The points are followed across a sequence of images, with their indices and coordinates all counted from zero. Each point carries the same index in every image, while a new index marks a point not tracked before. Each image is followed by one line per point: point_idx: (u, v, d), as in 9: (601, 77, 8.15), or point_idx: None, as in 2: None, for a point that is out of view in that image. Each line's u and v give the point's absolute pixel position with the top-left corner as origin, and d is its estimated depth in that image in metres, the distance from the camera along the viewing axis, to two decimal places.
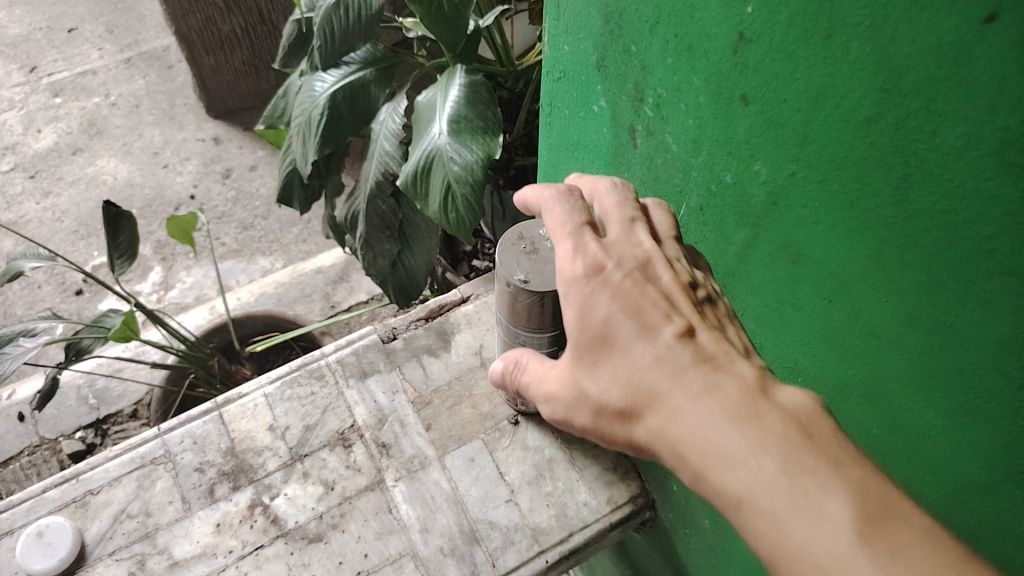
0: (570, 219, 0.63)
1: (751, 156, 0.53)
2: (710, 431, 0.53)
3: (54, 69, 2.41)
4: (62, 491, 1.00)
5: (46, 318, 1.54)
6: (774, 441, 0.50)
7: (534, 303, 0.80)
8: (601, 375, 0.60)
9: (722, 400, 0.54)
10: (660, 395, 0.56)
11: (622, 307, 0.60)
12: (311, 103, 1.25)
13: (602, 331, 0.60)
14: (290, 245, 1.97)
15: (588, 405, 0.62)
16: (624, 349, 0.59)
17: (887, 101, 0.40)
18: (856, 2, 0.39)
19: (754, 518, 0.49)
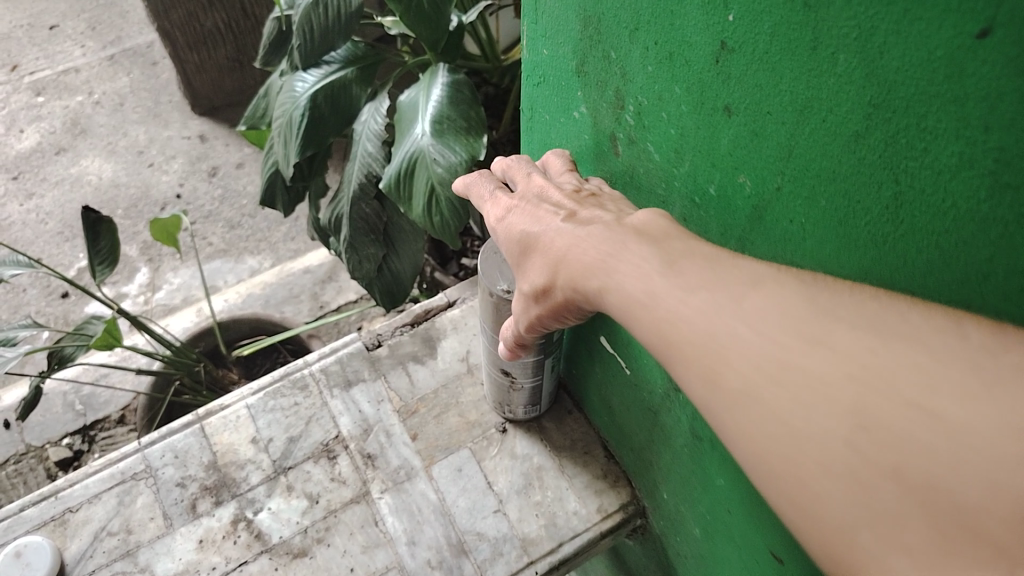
0: (490, 193, 0.65)
1: (736, 168, 0.50)
2: (587, 258, 0.51)
3: (35, 68, 2.37)
4: (40, 510, 0.98)
5: (27, 326, 1.50)
6: (635, 241, 0.49)
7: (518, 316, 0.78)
8: (528, 274, 0.59)
9: (596, 231, 0.52)
10: (553, 259, 0.55)
11: (529, 214, 0.59)
12: (291, 103, 1.22)
13: (516, 233, 0.59)
14: (277, 243, 1.94)
15: (536, 304, 0.60)
16: (527, 237, 0.58)
17: (876, 117, 0.37)
18: (841, 14, 0.37)
19: (629, 311, 0.47)
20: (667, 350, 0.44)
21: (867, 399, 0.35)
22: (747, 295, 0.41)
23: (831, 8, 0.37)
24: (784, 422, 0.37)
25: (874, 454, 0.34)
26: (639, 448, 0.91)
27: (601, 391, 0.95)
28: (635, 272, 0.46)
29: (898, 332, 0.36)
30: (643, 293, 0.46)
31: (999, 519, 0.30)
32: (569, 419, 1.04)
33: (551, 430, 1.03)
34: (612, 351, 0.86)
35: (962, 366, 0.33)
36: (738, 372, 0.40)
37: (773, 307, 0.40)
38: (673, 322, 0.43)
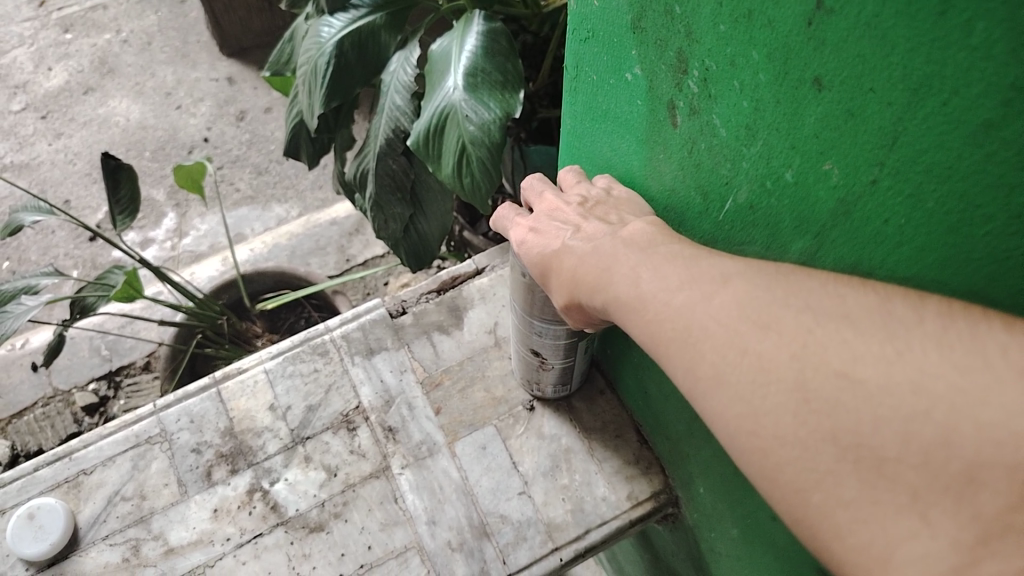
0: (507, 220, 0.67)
1: (822, 153, 0.43)
2: (589, 269, 0.54)
3: (64, 4, 2.30)
4: (54, 470, 0.96)
5: (49, 273, 1.44)
6: (629, 252, 0.52)
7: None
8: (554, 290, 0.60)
9: (595, 247, 0.55)
10: (569, 279, 0.56)
11: (544, 233, 0.60)
12: (316, 49, 1.14)
13: (535, 256, 0.61)
14: (305, 191, 1.88)
15: (569, 316, 0.61)
16: (546, 257, 0.59)
17: (1020, 103, 0.30)
18: None
19: (624, 310, 0.51)
20: (656, 344, 0.48)
21: (809, 374, 0.39)
22: (718, 290, 0.45)
23: None
24: (752, 405, 0.42)
25: (817, 422, 0.39)
26: (675, 438, 0.85)
27: (637, 375, 0.89)
28: (628, 276, 0.51)
29: (839, 313, 0.40)
30: (633, 297, 0.50)
31: (921, 468, 0.35)
32: (601, 400, 0.99)
33: (580, 411, 0.98)
34: None
35: (886, 340, 0.38)
36: (710, 363, 0.44)
37: (738, 301, 0.44)
38: (658, 321, 0.48)
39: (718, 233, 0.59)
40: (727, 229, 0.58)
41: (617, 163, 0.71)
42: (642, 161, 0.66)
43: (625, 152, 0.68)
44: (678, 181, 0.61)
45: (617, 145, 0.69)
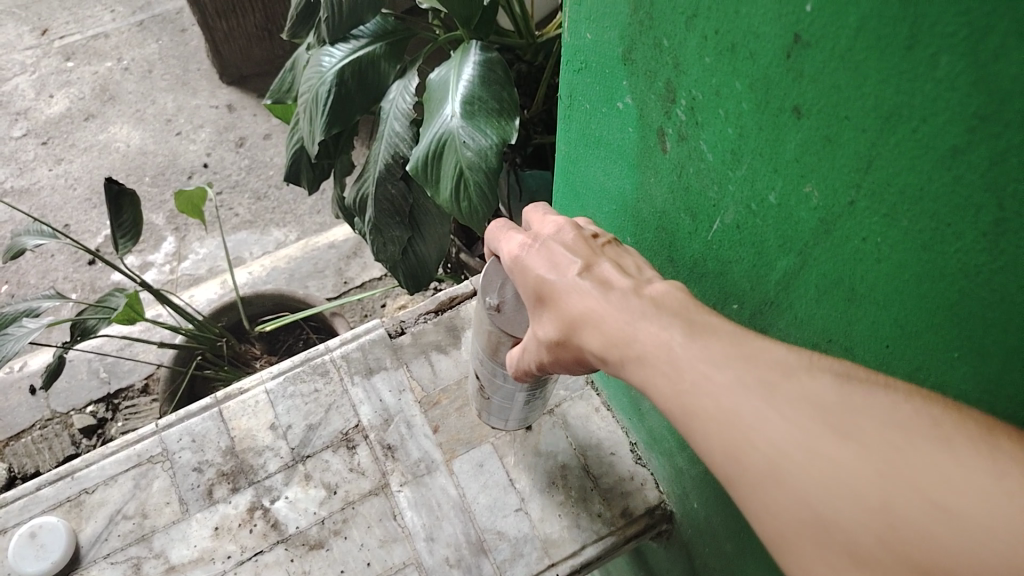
0: (500, 235, 0.64)
1: (803, 177, 0.46)
2: (607, 317, 0.51)
3: (66, 32, 2.33)
4: (56, 490, 0.97)
5: (51, 297, 1.45)
6: (660, 315, 0.48)
7: (515, 331, 0.70)
8: (546, 322, 0.58)
9: (610, 293, 0.52)
10: (567, 318, 0.54)
11: (544, 260, 0.58)
12: (317, 78, 1.17)
13: (530, 280, 0.58)
14: (304, 215, 1.90)
15: (548, 351, 0.59)
16: (542, 288, 0.57)
17: (982, 131, 0.33)
18: (949, 9, 0.32)
19: (653, 377, 0.46)
20: (693, 420, 0.43)
21: (885, 487, 0.35)
22: (772, 376, 0.41)
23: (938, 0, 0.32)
24: (815, 514, 0.36)
25: (896, 548, 0.34)
26: (669, 453, 0.87)
27: (631, 391, 0.92)
28: (656, 340, 0.47)
29: (928, 431, 0.35)
30: (667, 366, 0.45)
31: None
32: (596, 417, 1.01)
33: (576, 428, 1.00)
34: None
35: (980, 465, 0.33)
36: (760, 455, 0.39)
37: (805, 401, 0.39)
38: (699, 397, 0.43)
39: (707, 252, 0.62)
40: (716, 248, 0.60)
41: (610, 187, 0.74)
42: (634, 185, 0.69)
43: (618, 177, 0.71)
44: (668, 203, 0.64)
45: (610, 170, 0.72)
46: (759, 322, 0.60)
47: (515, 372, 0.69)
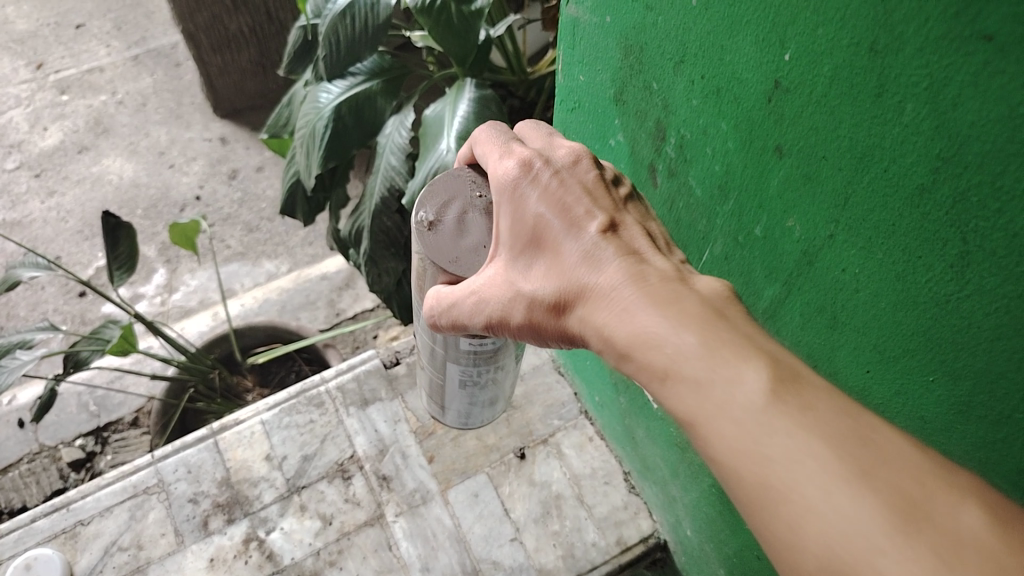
0: (490, 149, 0.55)
1: (785, 212, 0.49)
2: (650, 332, 0.43)
3: (61, 67, 2.29)
4: (51, 521, 0.98)
5: (45, 328, 1.41)
6: (730, 347, 0.41)
7: (439, 258, 0.57)
8: (538, 277, 0.52)
9: (654, 294, 0.45)
10: (585, 305, 0.49)
11: (553, 202, 0.52)
12: (315, 114, 1.19)
13: (530, 218, 0.52)
14: (295, 247, 1.91)
15: (521, 309, 0.53)
16: (550, 246, 0.51)
17: (944, 171, 0.36)
18: (911, 63, 0.36)
19: (719, 421, 0.40)
20: (764, 481, 0.38)
21: None
22: (887, 477, 0.36)
23: (901, 55, 0.36)
24: None
25: None
26: (663, 482, 0.91)
27: (625, 420, 0.96)
28: (736, 382, 0.40)
29: None
30: (739, 412, 0.39)
31: None
32: (590, 446, 1.04)
33: (571, 458, 1.03)
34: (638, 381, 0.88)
35: None
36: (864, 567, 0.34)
37: (933, 516, 0.34)
38: (777, 462, 0.37)
39: None
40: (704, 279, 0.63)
41: None
42: None
43: None
44: None
45: None
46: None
47: (440, 316, 0.60)
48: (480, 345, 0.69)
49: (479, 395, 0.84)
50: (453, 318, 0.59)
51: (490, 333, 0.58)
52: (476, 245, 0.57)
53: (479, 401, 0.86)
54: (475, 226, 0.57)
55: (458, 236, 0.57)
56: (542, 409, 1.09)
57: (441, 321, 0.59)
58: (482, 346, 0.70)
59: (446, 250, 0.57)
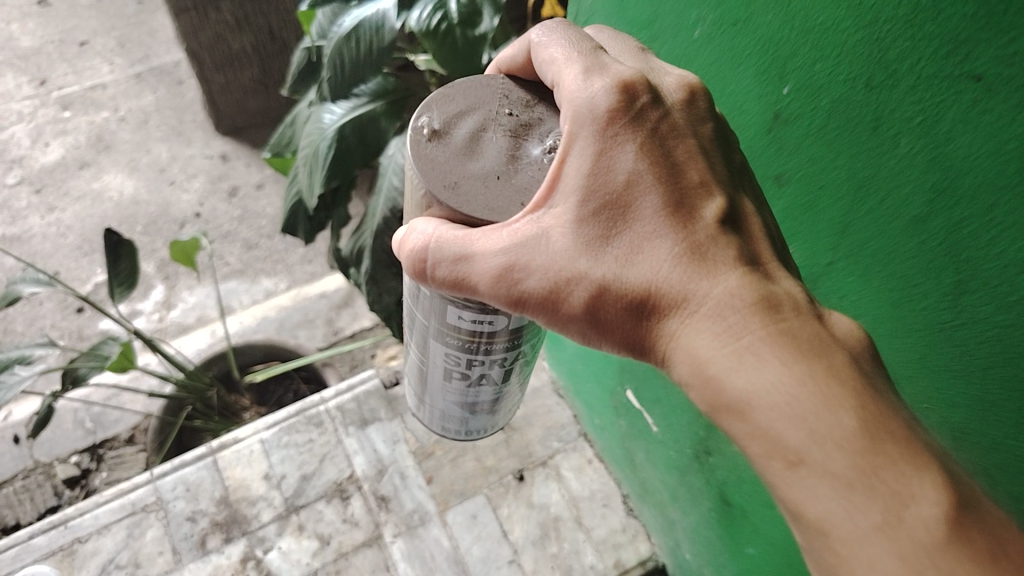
0: (568, 62, 0.50)
1: (789, 238, 0.54)
2: (803, 407, 0.40)
3: (64, 82, 2.30)
4: (49, 538, 1.01)
5: (44, 344, 1.40)
6: (898, 448, 0.38)
7: (430, 170, 0.48)
8: (615, 262, 0.48)
9: (799, 350, 0.41)
10: (695, 337, 0.45)
11: (653, 164, 0.48)
12: (318, 134, 1.20)
13: (625, 176, 0.47)
14: (294, 265, 1.92)
15: (580, 290, 0.49)
16: (651, 255, 0.47)
17: (939, 203, 0.40)
18: (904, 99, 0.40)
19: (876, 545, 0.38)
20: None
21: None
22: None
23: (895, 90, 0.41)
24: None
25: None
26: (662, 504, 0.96)
27: (624, 444, 1.01)
28: (905, 500, 0.37)
29: None
30: (907, 539, 0.37)
31: None
32: (588, 468, 1.09)
33: (570, 480, 1.08)
34: (638, 405, 0.94)
35: None
36: None
37: None
38: None
39: None
40: None
41: None
42: None
43: None
44: None
45: None
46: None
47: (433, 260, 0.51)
48: (476, 324, 0.59)
49: (470, 397, 0.74)
50: (455, 274, 0.51)
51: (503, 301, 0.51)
52: (485, 171, 0.48)
53: (468, 402, 0.75)
54: (488, 151, 0.49)
55: (467, 157, 0.48)
56: (541, 430, 1.13)
57: (434, 265, 0.50)
58: (482, 327, 0.60)
59: (448, 170, 0.48)
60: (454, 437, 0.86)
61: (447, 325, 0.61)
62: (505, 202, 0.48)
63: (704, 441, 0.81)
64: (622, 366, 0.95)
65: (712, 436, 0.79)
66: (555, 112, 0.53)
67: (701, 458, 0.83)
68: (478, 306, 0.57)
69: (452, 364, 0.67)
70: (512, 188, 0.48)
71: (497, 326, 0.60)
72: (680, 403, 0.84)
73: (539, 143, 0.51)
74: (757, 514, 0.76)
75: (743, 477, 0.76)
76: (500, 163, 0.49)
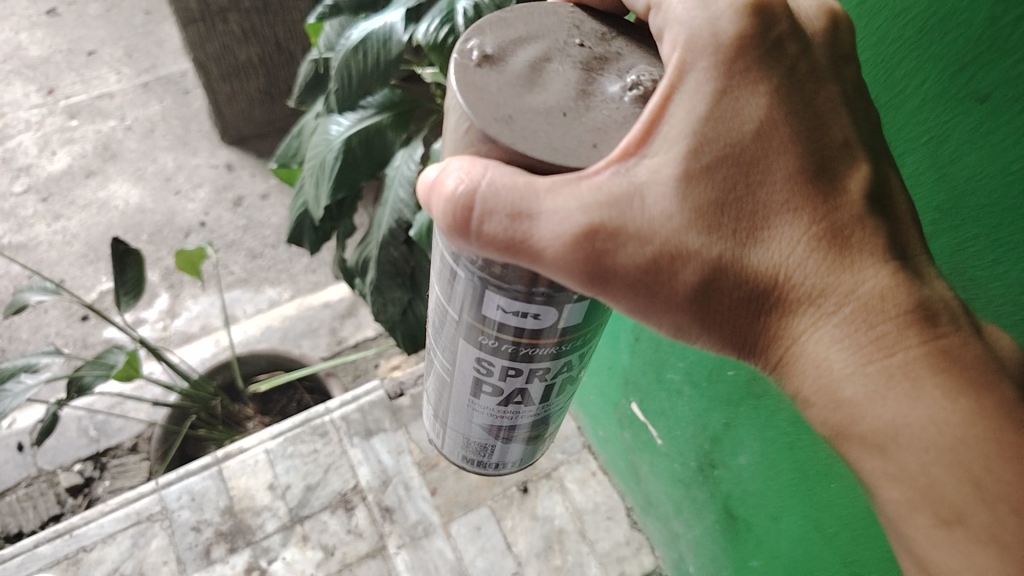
0: None
1: None
2: (967, 455, 0.39)
3: (71, 92, 2.31)
4: (54, 547, 1.01)
5: (49, 352, 1.40)
6: None
7: (477, 99, 0.39)
8: (737, 237, 0.43)
9: (964, 384, 0.40)
10: (829, 347, 0.43)
11: (782, 113, 0.43)
12: (324, 145, 1.21)
13: (753, 122, 0.42)
14: (298, 275, 1.93)
15: (689, 266, 0.44)
16: (783, 240, 0.43)
17: (947, 220, 0.46)
18: (914, 122, 0.47)
19: None
20: None
21: None
22: None
23: (904, 113, 0.47)
24: None
25: None
26: (665, 517, 0.96)
27: (628, 455, 1.01)
28: None
29: None
30: None
31: None
32: (593, 480, 1.09)
33: (574, 492, 1.08)
34: (642, 417, 0.94)
35: None
36: None
37: None
38: None
39: None
40: None
41: None
42: None
43: None
44: None
45: None
46: (743, 401, 0.72)
47: (484, 209, 0.42)
48: (517, 319, 0.50)
49: (498, 420, 0.65)
50: (511, 228, 0.42)
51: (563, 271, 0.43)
52: (548, 106, 0.40)
53: (498, 425, 0.66)
54: (551, 85, 0.41)
55: (526, 89, 0.40)
56: None
57: (484, 217, 0.41)
58: (524, 321, 0.51)
59: (501, 100, 0.40)
60: (474, 472, 0.77)
61: (481, 320, 0.52)
62: (573, 141, 0.40)
63: (709, 455, 0.82)
64: (626, 378, 0.95)
65: (717, 449, 0.80)
66: (637, 50, 0.46)
67: (706, 471, 0.83)
68: (523, 293, 0.48)
69: (483, 372, 0.59)
70: (581, 126, 0.40)
71: (542, 324, 0.51)
72: (683, 415, 0.84)
73: (617, 80, 0.43)
74: (762, 527, 0.76)
75: (748, 490, 0.76)
76: (566, 98, 0.41)
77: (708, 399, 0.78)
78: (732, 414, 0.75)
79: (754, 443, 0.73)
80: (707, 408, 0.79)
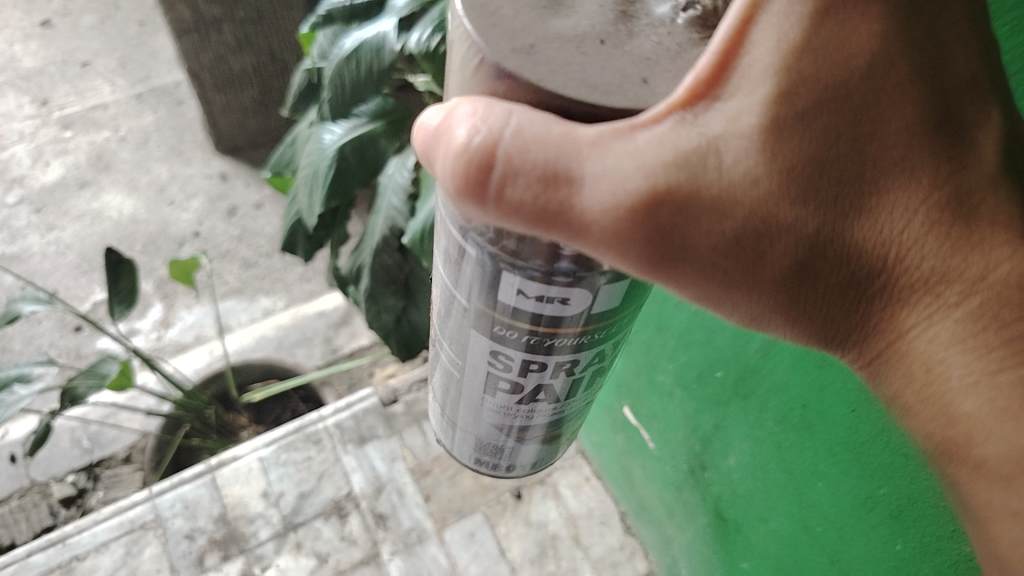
0: None
1: None
2: None
3: (65, 102, 2.32)
4: (47, 556, 1.01)
5: (43, 362, 1.40)
6: None
7: (492, 29, 0.33)
8: (844, 202, 0.37)
9: None
10: (946, 351, 0.38)
11: (901, 43, 0.35)
12: (318, 153, 1.20)
13: (864, 54, 0.35)
14: (293, 284, 1.93)
15: (783, 239, 0.38)
16: (896, 213, 0.37)
17: None
18: None
19: None
20: None
21: None
22: None
23: None
24: None
25: None
26: (659, 522, 0.97)
27: (621, 460, 1.02)
28: None
29: None
30: None
31: None
32: (586, 486, 1.09)
33: (568, 498, 1.08)
34: (635, 422, 0.94)
35: None
36: None
37: None
38: None
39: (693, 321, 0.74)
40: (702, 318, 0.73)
41: None
42: None
43: None
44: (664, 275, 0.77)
45: None
46: (732, 402, 0.73)
47: (508, 167, 0.37)
48: (539, 303, 0.48)
49: (497, 416, 0.65)
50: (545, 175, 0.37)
51: (630, 242, 0.38)
52: (580, 31, 0.33)
53: (509, 424, 0.66)
54: (582, 7, 0.35)
55: (550, 12, 0.34)
56: None
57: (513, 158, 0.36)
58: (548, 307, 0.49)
59: (520, 28, 0.33)
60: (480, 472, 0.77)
61: (498, 305, 0.51)
62: (617, 75, 0.33)
63: (699, 457, 0.82)
64: (620, 381, 0.95)
65: (708, 451, 0.80)
66: None
67: (696, 474, 0.84)
68: (543, 272, 0.46)
69: (500, 366, 0.58)
70: (625, 57, 0.33)
71: (567, 310, 0.49)
72: (676, 418, 0.85)
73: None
74: (752, 528, 0.76)
75: (738, 492, 0.77)
76: (604, 22, 0.34)
77: (699, 401, 0.79)
78: (722, 415, 0.75)
79: (743, 444, 0.73)
80: (697, 409, 0.80)
